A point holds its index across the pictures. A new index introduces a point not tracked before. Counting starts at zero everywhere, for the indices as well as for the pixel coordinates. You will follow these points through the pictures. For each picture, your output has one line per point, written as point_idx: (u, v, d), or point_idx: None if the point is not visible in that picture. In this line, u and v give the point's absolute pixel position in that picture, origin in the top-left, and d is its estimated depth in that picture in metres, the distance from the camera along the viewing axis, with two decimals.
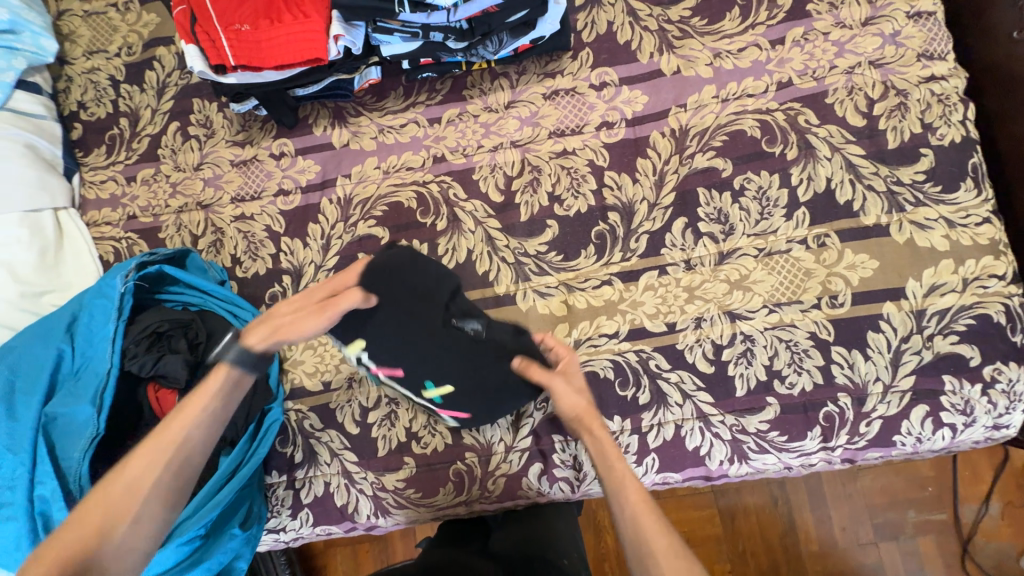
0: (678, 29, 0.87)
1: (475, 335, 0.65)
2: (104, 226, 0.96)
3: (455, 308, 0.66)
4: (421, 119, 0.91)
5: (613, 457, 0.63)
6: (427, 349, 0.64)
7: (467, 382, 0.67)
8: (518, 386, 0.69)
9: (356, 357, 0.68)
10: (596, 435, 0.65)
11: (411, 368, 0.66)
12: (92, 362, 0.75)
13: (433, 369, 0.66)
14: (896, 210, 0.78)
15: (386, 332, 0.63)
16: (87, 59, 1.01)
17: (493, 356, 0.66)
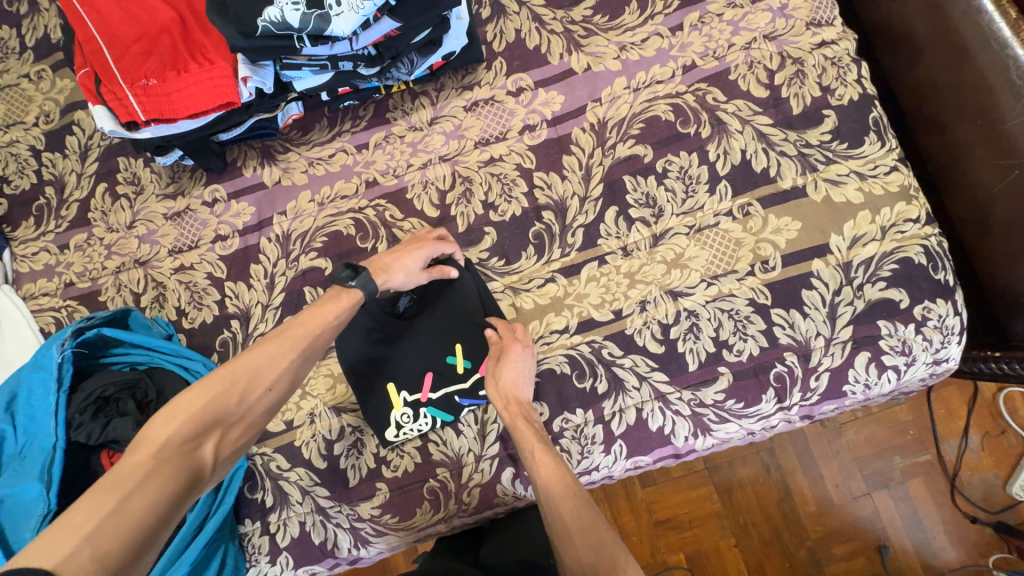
0: (582, 28, 0.90)
1: (412, 305, 0.87)
2: (42, 297, 0.94)
3: (386, 301, 0.86)
4: (348, 147, 0.92)
5: (531, 442, 0.73)
6: (406, 342, 0.85)
7: (445, 331, 0.85)
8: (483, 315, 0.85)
9: (405, 406, 0.83)
10: (519, 424, 0.75)
11: (414, 367, 0.84)
12: (37, 438, 0.73)
13: (432, 345, 0.84)
14: (809, 170, 0.82)
15: (373, 363, 0.84)
16: (5, 132, 1.00)
17: (436, 298, 0.86)
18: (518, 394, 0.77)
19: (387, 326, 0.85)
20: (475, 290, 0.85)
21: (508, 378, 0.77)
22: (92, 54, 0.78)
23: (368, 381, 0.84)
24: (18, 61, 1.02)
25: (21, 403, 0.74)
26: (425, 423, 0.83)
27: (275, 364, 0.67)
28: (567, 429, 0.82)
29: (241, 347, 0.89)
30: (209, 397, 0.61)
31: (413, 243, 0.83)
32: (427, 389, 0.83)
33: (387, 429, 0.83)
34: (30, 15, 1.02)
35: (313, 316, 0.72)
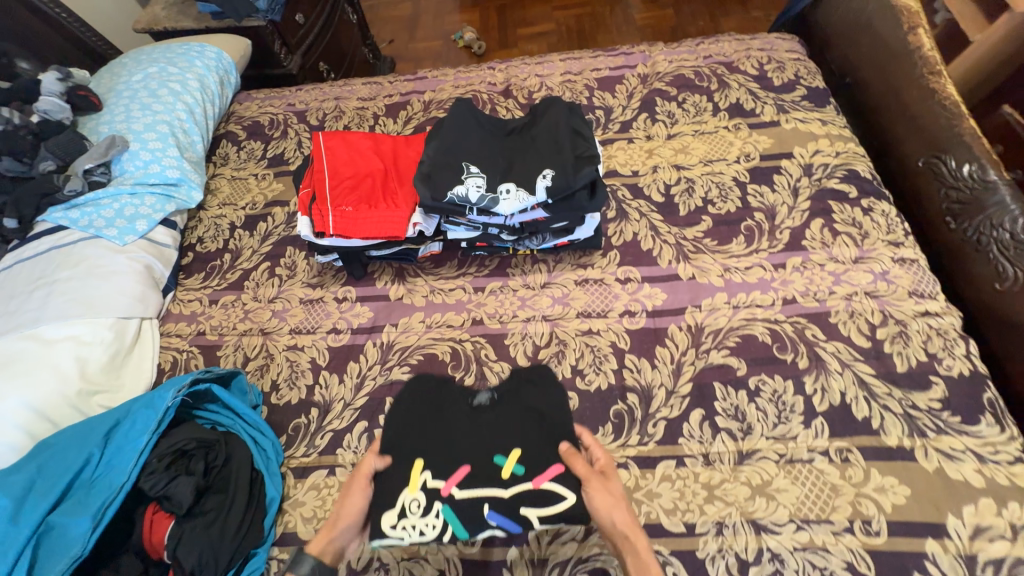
0: (692, 245, 1.04)
1: (490, 403, 0.88)
2: (175, 336, 1.09)
3: (467, 393, 0.90)
4: (468, 287, 1.06)
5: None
6: (461, 429, 0.83)
7: (509, 432, 0.81)
8: (554, 431, 0.82)
9: (416, 500, 0.74)
10: (639, 545, 0.67)
11: (455, 454, 0.79)
12: (110, 473, 0.76)
13: (487, 441, 0.80)
14: (917, 434, 0.78)
15: (417, 442, 0.82)
16: (219, 208, 1.29)
17: (513, 399, 0.88)
18: (631, 518, 0.69)
19: (451, 408, 0.87)
20: (551, 400, 0.86)
21: (618, 493, 0.71)
22: (317, 181, 1.03)
23: (398, 457, 0.80)
24: (255, 165, 1.37)
25: (118, 434, 0.79)
26: (432, 526, 0.72)
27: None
28: None
29: (309, 436, 0.92)
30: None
31: (348, 493, 0.76)
32: (451, 487, 0.75)
33: (385, 517, 0.73)
34: (279, 139, 1.41)
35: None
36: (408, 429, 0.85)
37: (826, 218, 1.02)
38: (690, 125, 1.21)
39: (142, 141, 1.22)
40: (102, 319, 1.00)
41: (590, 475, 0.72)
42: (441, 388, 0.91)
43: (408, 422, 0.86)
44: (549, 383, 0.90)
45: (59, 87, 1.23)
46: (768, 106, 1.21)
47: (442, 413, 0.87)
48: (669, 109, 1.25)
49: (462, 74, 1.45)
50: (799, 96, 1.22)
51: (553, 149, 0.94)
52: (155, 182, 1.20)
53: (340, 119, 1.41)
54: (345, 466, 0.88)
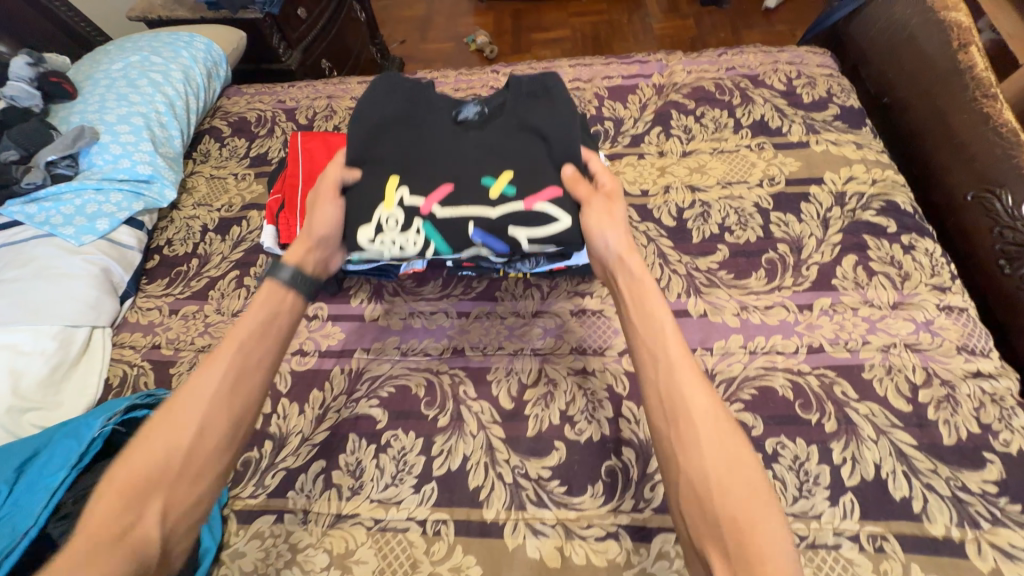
0: (705, 277, 0.92)
1: (478, 118, 0.79)
2: (128, 348, 0.99)
3: (451, 108, 0.80)
4: (451, 311, 0.95)
5: (661, 310, 0.62)
6: (445, 138, 0.77)
7: (496, 153, 0.75)
8: (549, 140, 0.75)
9: (400, 198, 0.74)
10: (645, 298, 0.64)
11: (438, 171, 0.75)
12: (16, 514, 0.65)
13: (478, 153, 0.75)
14: (968, 524, 0.65)
15: (389, 140, 0.76)
16: (193, 208, 1.20)
17: (504, 119, 0.78)
18: (626, 246, 0.69)
19: (430, 107, 0.79)
20: (550, 121, 0.75)
21: (620, 216, 0.71)
22: (287, 187, 0.93)
23: (369, 171, 0.77)
24: (236, 163, 1.28)
25: (34, 466, 0.69)
26: (413, 243, 0.73)
27: (202, 398, 0.61)
28: None
29: (259, 475, 0.81)
30: (166, 434, 0.59)
31: (317, 202, 0.74)
32: (434, 207, 0.73)
33: (360, 231, 0.74)
34: (264, 137, 1.32)
35: (229, 340, 0.66)
36: (379, 132, 0.77)
37: (859, 254, 0.90)
38: (708, 142, 1.10)
39: (113, 133, 1.14)
40: (46, 326, 0.91)
41: (593, 197, 0.72)
42: (417, 88, 0.80)
43: (375, 143, 0.76)
44: (547, 89, 0.78)
45: (29, 73, 1.15)
46: (796, 124, 1.09)
47: (421, 117, 0.78)
48: (685, 123, 1.13)
49: (463, 77, 1.35)
50: (831, 115, 1.10)
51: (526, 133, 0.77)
52: (123, 177, 1.11)
53: (330, 119, 1.31)
54: (295, 514, 0.77)
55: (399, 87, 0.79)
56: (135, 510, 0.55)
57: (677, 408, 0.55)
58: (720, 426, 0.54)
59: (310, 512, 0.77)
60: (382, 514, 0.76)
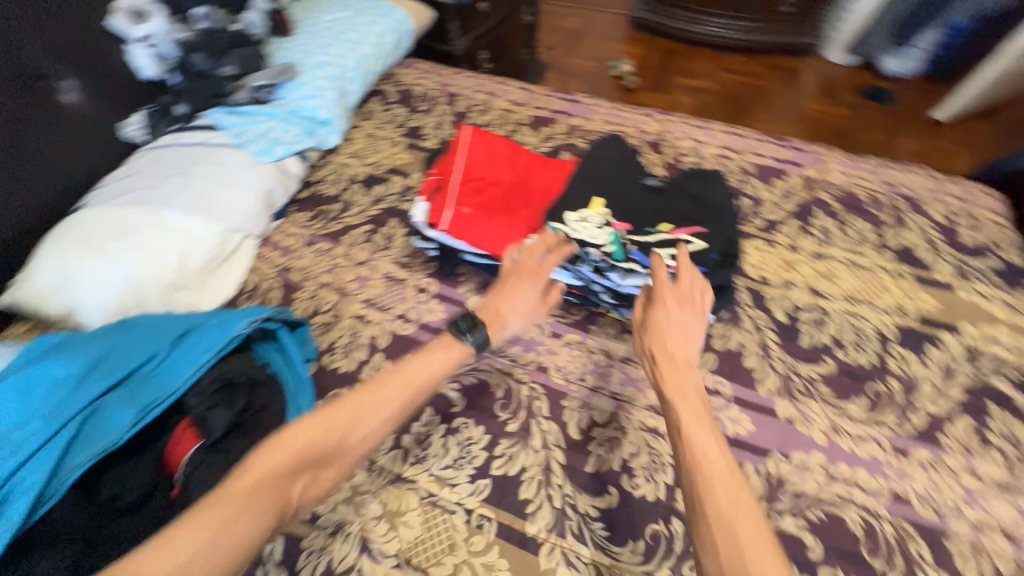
0: (803, 383, 0.90)
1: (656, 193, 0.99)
2: (265, 262, 1.13)
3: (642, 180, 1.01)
4: (545, 328, 1.00)
5: (682, 395, 0.69)
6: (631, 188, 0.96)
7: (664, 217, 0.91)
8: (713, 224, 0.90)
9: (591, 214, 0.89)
10: (689, 399, 0.69)
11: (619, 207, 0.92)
12: (166, 376, 0.77)
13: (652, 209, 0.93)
14: None
15: (595, 183, 0.94)
16: (347, 157, 1.33)
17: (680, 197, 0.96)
18: (680, 345, 0.75)
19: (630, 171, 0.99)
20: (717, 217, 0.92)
21: (672, 317, 0.77)
22: (447, 173, 1.01)
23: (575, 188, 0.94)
24: (393, 130, 1.41)
25: (187, 341, 0.81)
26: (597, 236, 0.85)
27: (382, 401, 0.72)
28: None
29: None
30: (331, 419, 0.68)
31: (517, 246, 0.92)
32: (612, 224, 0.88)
33: (572, 210, 0.90)
34: (423, 114, 1.44)
35: (407, 368, 0.76)
36: (593, 164, 0.97)
37: (977, 420, 0.85)
38: (844, 251, 1.07)
39: (310, 75, 1.30)
40: (215, 223, 1.06)
41: (665, 298, 0.78)
42: (625, 158, 1.02)
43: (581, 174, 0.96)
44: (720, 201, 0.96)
45: (265, 7, 1.35)
46: (946, 263, 1.04)
47: (622, 170, 0.98)
48: (825, 224, 1.11)
49: (615, 113, 1.41)
50: (987, 265, 1.04)
51: (696, 214, 0.92)
52: (305, 115, 1.27)
53: (484, 114, 1.42)
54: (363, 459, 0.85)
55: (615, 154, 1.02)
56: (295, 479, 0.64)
57: (710, 495, 0.59)
58: (743, 513, 0.57)
59: (375, 462, 0.85)
60: (436, 490, 0.82)
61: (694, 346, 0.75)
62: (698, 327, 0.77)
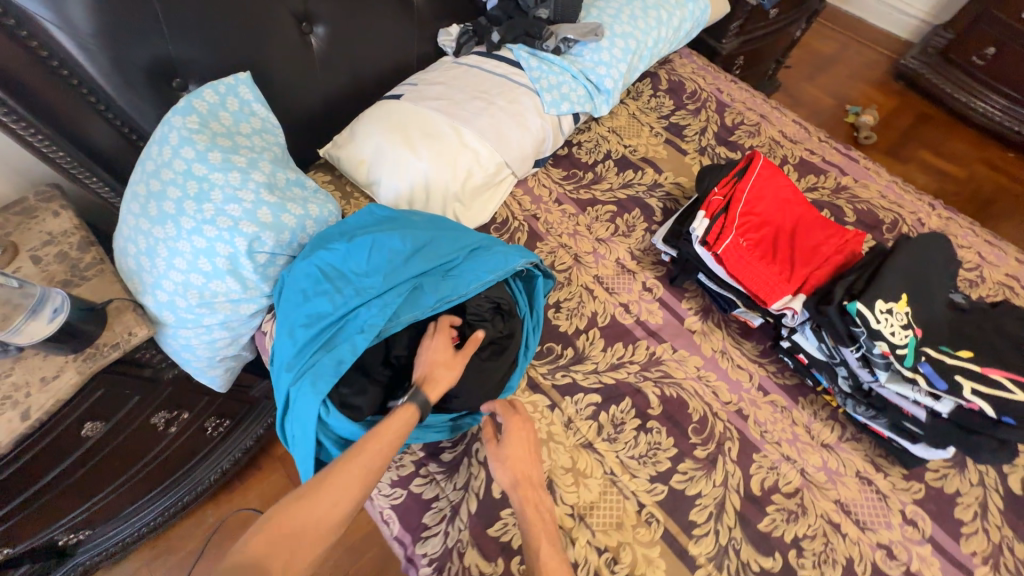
0: (1015, 563, 0.84)
1: (960, 305, 0.90)
2: (516, 202, 1.23)
3: (947, 283, 0.92)
4: (755, 378, 1.01)
5: (530, 509, 0.76)
6: (939, 291, 0.88)
7: (968, 338, 0.84)
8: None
9: (896, 308, 0.83)
10: (534, 507, 0.77)
11: (925, 308, 0.85)
12: (459, 279, 0.89)
13: (952, 323, 0.86)
14: None
15: (908, 275, 0.86)
16: (608, 131, 1.37)
17: (991, 320, 0.86)
18: (528, 470, 0.80)
19: (941, 270, 0.90)
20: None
21: (517, 448, 0.81)
22: (735, 198, 1.01)
23: (886, 269, 0.86)
24: (657, 119, 1.41)
25: (477, 257, 0.93)
26: (897, 337, 0.80)
27: (334, 501, 0.64)
28: None
29: (554, 366, 1.00)
30: (315, 508, 0.63)
31: (435, 338, 0.83)
32: (914, 331, 0.82)
33: (880, 299, 0.82)
34: (690, 114, 1.42)
35: (372, 441, 0.69)
36: (908, 251, 0.89)
37: None
38: None
39: (611, 43, 1.32)
40: (497, 155, 1.17)
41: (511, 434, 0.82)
42: (941, 253, 0.92)
43: (893, 255, 0.89)
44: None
45: None
46: None
47: (933, 267, 0.90)
48: None
49: (894, 190, 1.29)
50: None
51: (1011, 349, 0.83)
52: (592, 80, 1.31)
53: (751, 138, 1.37)
54: (563, 414, 0.95)
55: (933, 244, 0.92)
56: (292, 556, 0.60)
57: None
58: None
59: (572, 422, 0.94)
60: (618, 473, 0.90)
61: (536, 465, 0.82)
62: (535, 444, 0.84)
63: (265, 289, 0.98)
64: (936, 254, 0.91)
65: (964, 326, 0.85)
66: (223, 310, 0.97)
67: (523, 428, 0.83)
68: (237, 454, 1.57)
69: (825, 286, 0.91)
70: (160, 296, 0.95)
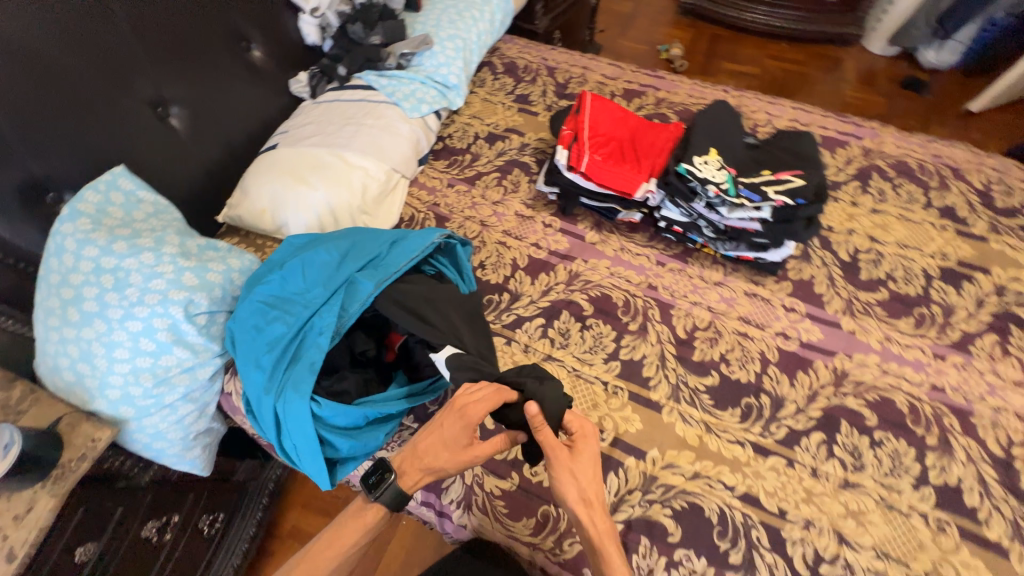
0: (862, 306, 1.14)
1: (755, 144, 1.20)
2: (415, 199, 1.39)
3: (741, 133, 1.22)
4: (652, 258, 1.24)
5: (607, 539, 0.78)
6: (736, 137, 1.18)
7: (763, 162, 1.14)
8: (806, 163, 1.11)
9: (708, 159, 1.11)
10: (597, 524, 0.79)
11: (729, 153, 1.14)
12: (389, 263, 1.02)
13: (752, 157, 1.15)
14: (1019, 542, 0.86)
15: (711, 135, 1.16)
16: (470, 118, 1.57)
17: (775, 146, 1.17)
18: (597, 493, 0.80)
19: (733, 124, 1.20)
20: (809, 157, 1.12)
21: (582, 475, 0.80)
22: (579, 128, 1.25)
23: (695, 138, 1.15)
24: (505, 96, 1.64)
25: (399, 244, 1.07)
26: (715, 177, 1.08)
27: None
28: (683, 565, 0.87)
29: (498, 311, 1.16)
30: None
31: (463, 413, 0.82)
32: (727, 169, 1.11)
33: (696, 155, 1.12)
34: (529, 83, 1.67)
35: (334, 537, 0.83)
36: (705, 120, 1.19)
37: (1001, 336, 1.08)
38: (898, 208, 1.29)
39: (442, 47, 1.52)
40: (384, 164, 1.32)
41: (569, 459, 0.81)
42: (728, 114, 1.22)
43: (697, 126, 1.18)
44: (813, 148, 1.15)
45: None
46: (982, 220, 1.26)
47: (727, 124, 1.19)
48: (881, 186, 1.33)
49: (697, 89, 1.63)
50: (1017, 224, 1.25)
51: (792, 158, 1.13)
52: (439, 80, 1.49)
53: (582, 86, 1.64)
54: (519, 343, 1.11)
55: (721, 109, 1.23)
56: None
57: None
58: None
59: (529, 346, 1.10)
60: (578, 367, 1.08)
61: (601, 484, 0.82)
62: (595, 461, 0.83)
63: (216, 348, 1.02)
64: (724, 113, 1.22)
65: (760, 155, 1.15)
66: (181, 383, 1.00)
67: (588, 445, 0.84)
68: (246, 544, 1.53)
69: (665, 165, 1.18)
70: (112, 393, 0.97)
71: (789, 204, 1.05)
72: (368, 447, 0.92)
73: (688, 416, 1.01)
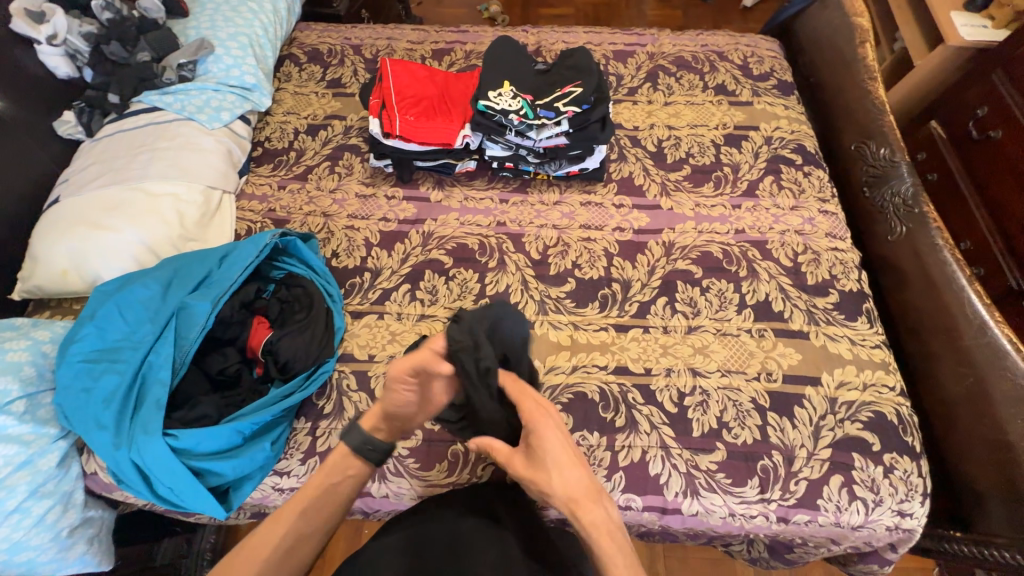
0: (673, 185, 1.32)
1: (545, 69, 1.31)
2: (248, 212, 1.31)
3: (531, 63, 1.32)
4: (495, 198, 1.31)
5: (600, 515, 0.70)
6: (525, 67, 1.28)
7: (552, 83, 1.25)
8: (586, 73, 1.24)
9: (503, 93, 1.21)
10: (591, 515, 0.70)
11: (521, 82, 1.25)
12: (220, 279, 0.98)
13: (543, 81, 1.26)
14: (814, 324, 1.09)
15: (502, 71, 1.25)
16: (284, 116, 1.50)
17: (560, 66, 1.29)
18: (569, 482, 0.71)
19: (521, 56, 1.30)
20: (588, 67, 1.25)
21: (548, 464, 0.72)
22: (385, 94, 1.27)
23: (489, 77, 1.24)
24: (315, 85, 1.58)
25: (228, 257, 1.02)
26: (512, 106, 1.19)
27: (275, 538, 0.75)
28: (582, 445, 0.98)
29: (363, 292, 1.15)
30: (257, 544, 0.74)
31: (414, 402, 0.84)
32: (522, 97, 1.21)
33: (491, 91, 1.21)
34: (337, 67, 1.63)
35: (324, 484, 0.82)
36: (495, 59, 1.27)
37: (775, 176, 1.32)
38: (684, 96, 1.49)
39: (225, 48, 1.41)
40: (195, 184, 1.22)
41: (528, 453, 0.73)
42: (514, 48, 1.31)
43: (489, 66, 1.26)
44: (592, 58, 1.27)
45: None
46: (746, 89, 1.50)
47: (515, 57, 1.29)
48: (668, 82, 1.52)
49: (499, 33, 1.70)
50: (771, 85, 1.51)
51: (575, 72, 1.26)
52: (234, 84, 1.40)
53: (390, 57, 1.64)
54: (392, 313, 1.13)
55: (507, 45, 1.31)
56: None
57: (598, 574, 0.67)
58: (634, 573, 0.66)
59: (402, 312, 1.13)
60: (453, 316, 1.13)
61: (575, 466, 0.72)
62: (563, 447, 0.73)
63: (52, 431, 0.93)
64: (510, 48, 1.30)
65: (550, 78, 1.27)
66: (21, 481, 0.87)
67: (547, 434, 0.73)
68: None
69: (472, 109, 1.24)
70: None
71: (579, 112, 1.19)
72: (259, 461, 0.91)
73: (557, 323, 1.12)
